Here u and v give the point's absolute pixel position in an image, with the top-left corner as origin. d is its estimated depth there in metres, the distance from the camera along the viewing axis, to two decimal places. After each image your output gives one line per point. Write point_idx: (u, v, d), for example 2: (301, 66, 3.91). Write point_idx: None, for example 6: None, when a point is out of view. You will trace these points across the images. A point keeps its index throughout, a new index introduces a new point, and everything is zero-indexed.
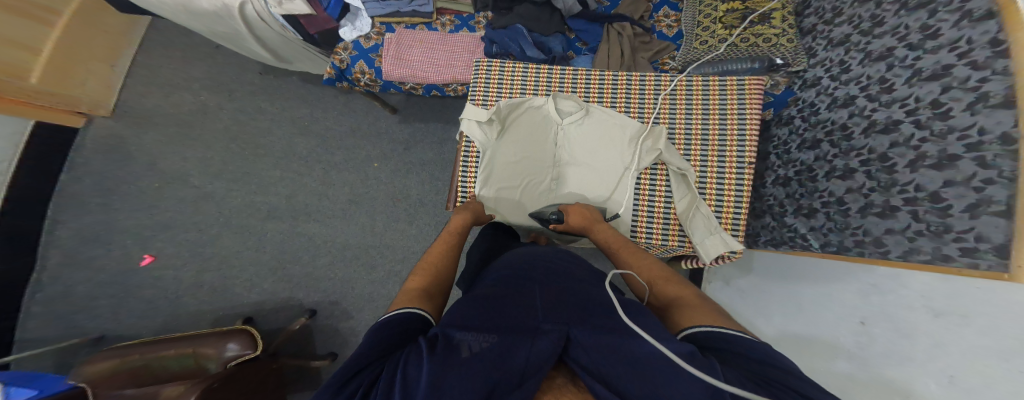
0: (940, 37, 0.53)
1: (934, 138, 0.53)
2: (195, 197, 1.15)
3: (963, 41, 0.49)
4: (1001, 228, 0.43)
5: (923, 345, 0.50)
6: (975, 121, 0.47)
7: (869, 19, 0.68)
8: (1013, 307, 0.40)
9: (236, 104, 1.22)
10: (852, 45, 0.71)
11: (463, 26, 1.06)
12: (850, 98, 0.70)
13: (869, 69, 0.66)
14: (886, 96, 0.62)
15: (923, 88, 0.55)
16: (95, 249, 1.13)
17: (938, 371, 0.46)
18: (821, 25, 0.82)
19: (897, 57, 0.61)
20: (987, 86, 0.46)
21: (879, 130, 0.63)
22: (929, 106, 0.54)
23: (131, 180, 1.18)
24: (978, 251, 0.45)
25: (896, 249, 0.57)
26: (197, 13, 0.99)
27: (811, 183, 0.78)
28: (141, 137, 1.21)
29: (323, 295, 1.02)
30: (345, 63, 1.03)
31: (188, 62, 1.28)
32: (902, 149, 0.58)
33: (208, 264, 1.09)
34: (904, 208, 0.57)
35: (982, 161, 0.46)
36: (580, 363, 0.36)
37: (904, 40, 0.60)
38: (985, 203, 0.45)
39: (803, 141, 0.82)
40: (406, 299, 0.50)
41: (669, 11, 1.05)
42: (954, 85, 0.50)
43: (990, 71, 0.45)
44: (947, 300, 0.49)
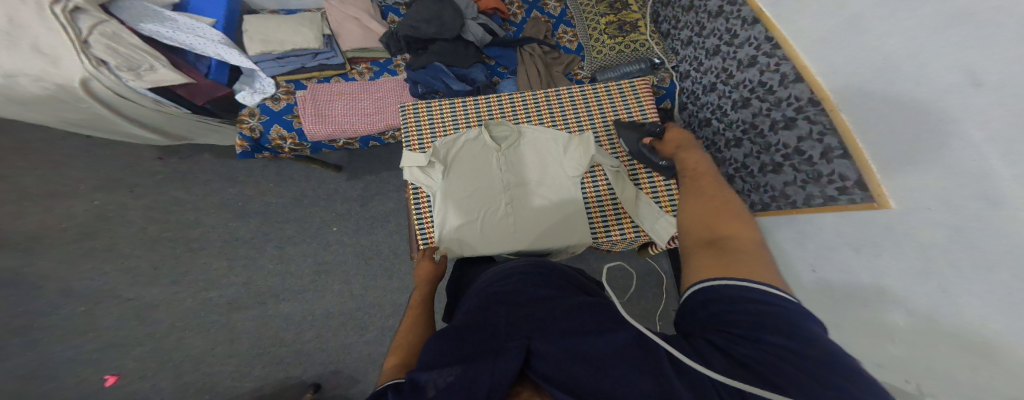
0: (738, 36, 0.75)
1: (775, 107, 0.68)
2: (140, 309, 1.08)
3: (753, 39, 0.71)
4: (850, 167, 0.54)
5: (866, 280, 0.55)
6: (790, 93, 0.64)
7: (697, 25, 0.88)
8: (909, 226, 0.46)
9: (147, 199, 1.16)
10: (695, 45, 0.90)
11: (384, 71, 1.00)
12: (712, 85, 0.85)
13: (711, 62, 0.84)
14: (731, 81, 0.79)
15: (748, 73, 0.73)
16: (42, 387, 0.99)
17: (897, 305, 0.50)
18: (673, 30, 0.99)
19: (724, 52, 0.80)
20: (783, 67, 0.65)
21: (740, 106, 0.78)
22: (760, 85, 0.71)
23: (49, 309, 1.06)
24: (847, 188, 0.55)
25: (799, 197, 0.67)
26: (36, 106, 0.84)
27: (718, 155, 0.87)
28: (41, 261, 1.09)
29: (322, 365, 1.03)
30: (256, 130, 0.93)
31: (64, 168, 1.16)
32: (761, 117, 0.72)
33: (185, 366, 1.04)
34: (786, 164, 0.68)
35: (810, 120, 0.60)
36: (541, 373, 0.30)
37: (721, 39, 0.81)
38: (830, 151, 0.57)
39: (699, 120, 0.92)
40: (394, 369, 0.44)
41: (566, 28, 1.09)
42: (764, 69, 0.69)
43: (778, 58, 0.66)
44: (835, 238, 0.60)
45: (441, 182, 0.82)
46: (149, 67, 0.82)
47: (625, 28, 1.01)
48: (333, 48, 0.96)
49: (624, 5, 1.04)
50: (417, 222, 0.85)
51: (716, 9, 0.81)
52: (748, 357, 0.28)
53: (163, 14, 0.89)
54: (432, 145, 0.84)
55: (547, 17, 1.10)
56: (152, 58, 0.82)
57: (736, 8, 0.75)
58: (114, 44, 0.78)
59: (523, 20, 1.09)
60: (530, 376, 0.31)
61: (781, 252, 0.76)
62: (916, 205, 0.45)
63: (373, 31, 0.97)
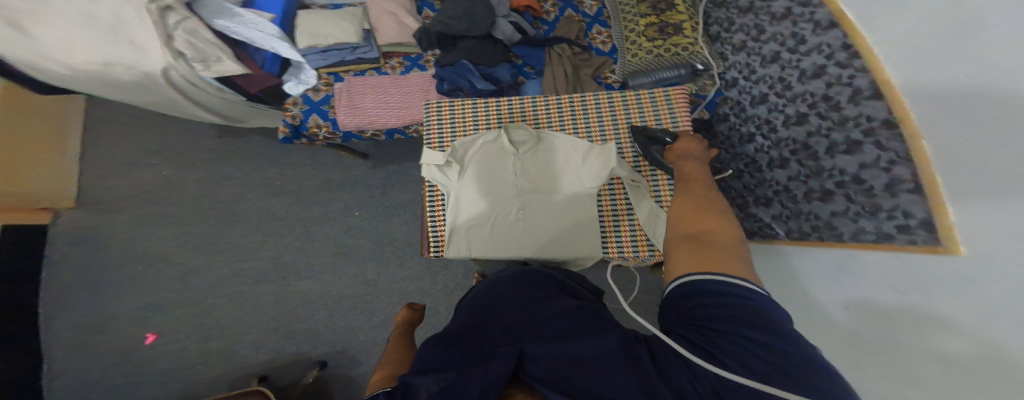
0: (807, 42, 0.67)
1: (838, 127, 0.62)
2: (183, 273, 1.19)
3: (825, 46, 0.63)
4: (919, 204, 0.49)
5: (906, 326, 0.50)
6: (860, 111, 0.57)
7: (755, 28, 0.82)
8: (972, 276, 0.41)
9: (202, 173, 1.29)
10: (750, 50, 0.84)
11: (413, 66, 1.08)
12: (764, 96, 0.80)
13: (768, 70, 0.78)
14: (789, 92, 0.72)
15: (812, 85, 0.67)
16: (96, 336, 1.14)
17: (934, 353, 0.45)
18: (724, 33, 0.94)
19: (785, 59, 0.73)
20: (857, 81, 0.57)
21: (794, 122, 0.72)
22: (824, 100, 0.64)
23: (113, 267, 1.21)
24: (911, 226, 0.50)
25: (847, 231, 0.63)
26: (123, 88, 0.98)
27: (757, 174, 0.83)
28: (112, 222, 1.25)
29: (329, 345, 1.08)
30: (297, 119, 1.03)
31: (141, 140, 1.32)
32: (817, 137, 0.67)
33: (211, 331, 1.13)
34: (839, 192, 0.63)
35: (879, 145, 0.54)
36: (534, 376, 0.32)
37: (783, 45, 0.74)
38: (897, 182, 0.52)
39: (742, 135, 0.88)
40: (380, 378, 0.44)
41: (601, 29, 1.08)
42: (834, 81, 0.61)
43: (853, 69, 0.58)
44: (883, 276, 0.55)
45: (457, 182, 0.84)
46: (217, 59, 0.94)
47: (667, 31, 1.00)
48: (370, 42, 1.04)
49: (668, 6, 1.03)
50: (430, 215, 0.88)
51: (782, 11, 0.74)
52: (736, 361, 0.30)
53: (232, 10, 0.99)
54: (451, 145, 0.85)
55: (581, 15, 1.09)
56: (219, 51, 0.95)
57: (810, 9, 0.66)
58: (193, 40, 0.91)
59: (556, 18, 1.09)
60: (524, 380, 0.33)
61: (812, 271, 0.73)
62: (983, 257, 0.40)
63: (407, 26, 1.04)
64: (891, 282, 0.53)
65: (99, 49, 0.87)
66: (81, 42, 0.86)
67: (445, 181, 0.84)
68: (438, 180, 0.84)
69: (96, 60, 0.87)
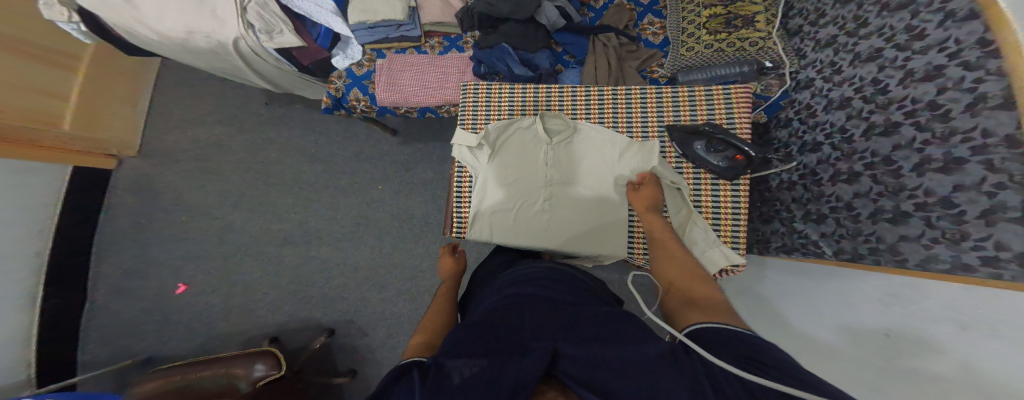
0: (926, 37, 0.54)
1: (937, 140, 0.52)
2: (219, 228, 1.26)
3: (952, 41, 0.49)
4: (1022, 236, 0.41)
5: (953, 362, 0.45)
6: (977, 122, 0.46)
7: (852, 22, 0.69)
8: None
9: (248, 136, 1.36)
10: (841, 46, 0.71)
11: (452, 46, 1.09)
12: (846, 100, 0.70)
13: (860, 70, 0.66)
14: (880, 98, 0.62)
15: (917, 89, 0.55)
16: (135, 280, 1.25)
17: (977, 387, 0.41)
18: (808, 27, 0.82)
19: (884, 59, 0.61)
20: (982, 87, 0.45)
21: (879, 132, 0.62)
22: (927, 107, 0.53)
23: (161, 216, 1.30)
24: (997, 258, 0.44)
25: (915, 257, 0.55)
26: (197, 53, 1.07)
27: (815, 187, 0.76)
28: (164, 174, 1.34)
29: (339, 313, 1.10)
30: (340, 91, 1.07)
31: (200, 99, 1.41)
32: (906, 151, 0.57)
33: (236, 285, 1.19)
34: (917, 214, 0.55)
35: (990, 165, 0.44)
36: (568, 374, 0.35)
37: (889, 40, 0.61)
38: (1000, 209, 0.44)
39: (804, 144, 0.80)
40: (412, 352, 0.50)
41: (653, 19, 1.04)
42: (951, 85, 0.49)
43: (984, 71, 0.45)
44: (958, 311, 0.46)
45: (486, 165, 0.82)
46: (280, 31, 1.01)
47: (734, 23, 0.90)
48: (415, 20, 1.03)
49: None
50: (456, 194, 0.89)
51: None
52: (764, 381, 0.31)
53: None
54: (484, 127, 0.82)
55: (633, 4, 1.06)
56: (282, 24, 1.02)
57: None
58: (263, 12, 0.99)
59: (603, 6, 1.06)
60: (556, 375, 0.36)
61: (857, 290, 0.64)
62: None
63: (452, 6, 1.04)
64: (961, 320, 0.46)
65: (185, 18, 0.96)
66: (171, 10, 0.95)
67: (473, 164, 0.84)
68: (468, 161, 0.84)
69: (181, 27, 0.97)
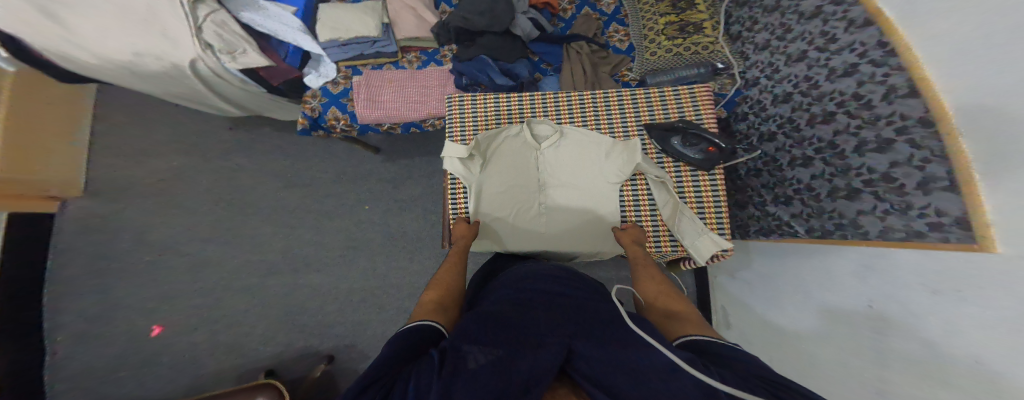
0: (840, 41, 0.68)
1: (870, 125, 0.62)
2: (192, 265, 1.19)
3: (858, 43, 0.64)
4: (953, 201, 0.49)
5: (936, 327, 0.49)
6: (893, 109, 0.57)
7: (781, 27, 0.82)
8: (991, 273, 0.42)
9: (213, 164, 1.28)
10: (774, 49, 0.84)
11: (430, 60, 1.09)
12: (787, 94, 0.81)
13: (794, 68, 0.79)
14: (813, 91, 0.74)
15: (842, 84, 0.67)
16: (100, 326, 1.13)
17: (963, 351, 0.45)
18: (746, 32, 0.95)
19: (812, 58, 0.74)
20: (892, 79, 0.57)
21: (821, 121, 0.72)
22: (853, 98, 0.65)
23: (123, 257, 1.20)
24: (945, 224, 0.50)
25: (874, 229, 0.62)
26: (149, 76, 0.99)
27: (778, 172, 0.84)
28: (120, 212, 1.24)
29: (338, 339, 1.08)
30: (316, 111, 1.04)
31: (151, 128, 1.33)
32: (845, 136, 0.67)
33: (219, 322, 1.12)
34: (867, 190, 0.64)
35: (913, 143, 0.54)
36: (580, 372, 0.41)
37: (812, 43, 0.74)
38: (932, 180, 0.51)
39: (761, 134, 0.89)
40: (423, 312, 0.54)
41: (618, 27, 1.09)
42: (866, 79, 0.62)
43: (889, 67, 0.58)
44: (919, 274, 0.53)
45: (480, 175, 0.84)
46: (242, 51, 0.95)
47: (687, 29, 1.01)
48: (389, 36, 1.04)
49: (687, 5, 1.05)
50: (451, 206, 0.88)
51: (813, 10, 0.74)
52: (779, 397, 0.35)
53: (258, 2, 1.04)
54: (473, 138, 0.85)
55: (598, 14, 1.10)
56: (245, 43, 0.96)
57: (840, 7, 0.67)
58: (221, 31, 0.93)
59: (573, 16, 1.11)
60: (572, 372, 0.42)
61: (835, 264, 0.71)
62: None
63: (426, 20, 1.05)
64: (922, 281, 0.52)
65: (130, 39, 0.89)
66: (113, 31, 0.87)
67: (467, 174, 0.84)
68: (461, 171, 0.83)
69: (127, 50, 0.90)
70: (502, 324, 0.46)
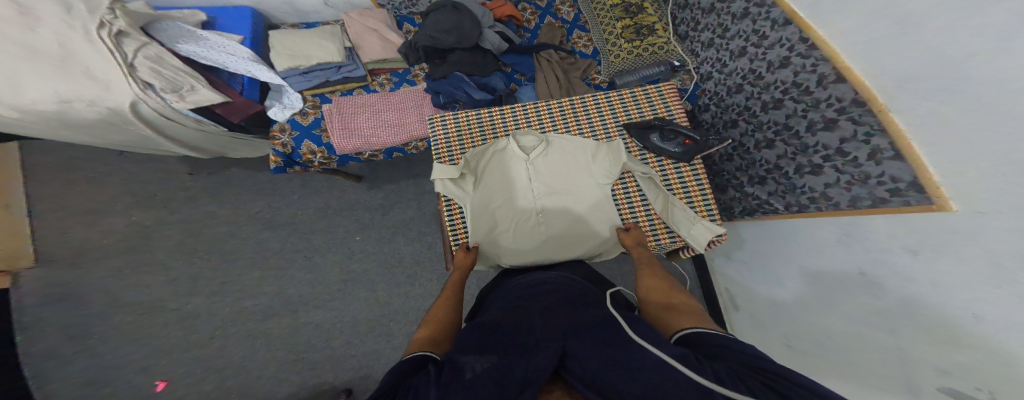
0: (768, 37, 0.77)
1: (813, 108, 0.70)
2: (181, 319, 1.16)
3: (784, 40, 0.73)
4: (903, 168, 0.54)
5: (925, 285, 0.53)
6: (830, 93, 0.65)
7: (719, 27, 0.91)
8: (958, 231, 0.47)
9: (179, 214, 1.23)
10: (718, 47, 0.92)
11: (402, 82, 1.05)
12: (738, 86, 0.89)
13: (738, 63, 0.87)
14: (761, 81, 0.82)
15: (780, 74, 0.76)
16: (96, 392, 1.08)
17: (961, 307, 0.48)
18: (692, 32, 1.01)
19: (751, 53, 0.83)
20: (820, 69, 0.66)
21: (772, 107, 0.80)
22: (794, 85, 0.73)
23: (101, 323, 1.16)
24: (900, 189, 0.55)
25: (842, 199, 0.68)
26: (83, 127, 0.88)
27: (747, 156, 0.91)
28: (88, 277, 1.19)
29: (351, 372, 1.11)
30: (288, 146, 0.98)
31: (97, 184, 1.25)
32: (797, 118, 0.74)
33: (226, 370, 1.12)
34: (828, 166, 0.70)
35: (855, 121, 0.62)
36: (575, 375, 0.42)
37: (748, 40, 0.83)
38: (880, 151, 0.58)
39: (725, 122, 0.96)
40: (417, 345, 0.54)
41: (580, 33, 1.11)
42: (800, 69, 0.71)
43: (815, 59, 0.67)
44: (883, 239, 0.60)
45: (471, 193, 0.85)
46: (191, 88, 0.86)
47: (642, 32, 1.05)
48: (354, 59, 1.00)
49: (638, 9, 1.08)
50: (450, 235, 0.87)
51: (740, 11, 0.83)
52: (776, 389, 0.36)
53: (197, 33, 0.94)
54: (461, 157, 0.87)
55: (559, 22, 1.12)
56: (192, 79, 0.87)
57: (764, 9, 0.77)
58: (159, 68, 0.83)
59: (536, 25, 1.11)
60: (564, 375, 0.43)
61: (820, 237, 0.75)
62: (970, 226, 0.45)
63: (391, 41, 1.01)
64: (883, 246, 0.60)
65: (53, 86, 0.77)
66: (26, 79, 0.76)
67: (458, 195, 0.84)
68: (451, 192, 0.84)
69: (51, 98, 0.77)
70: (500, 336, 0.49)
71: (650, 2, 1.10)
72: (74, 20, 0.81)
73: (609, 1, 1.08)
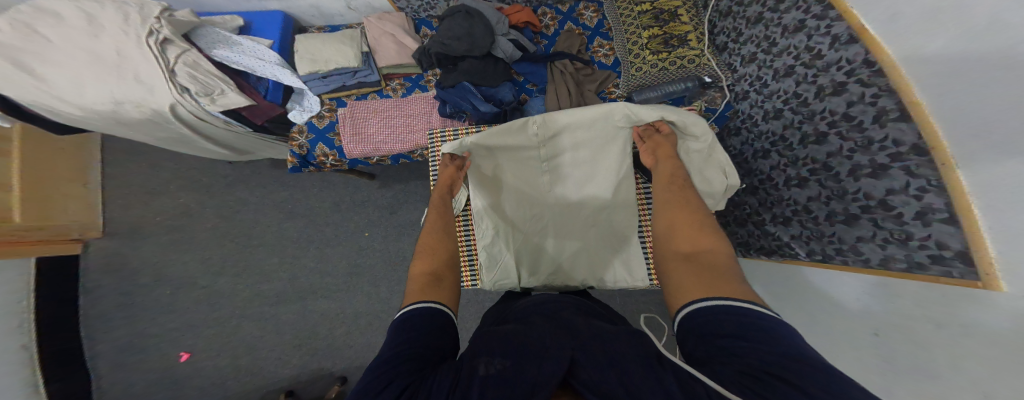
0: (824, 56, 0.67)
1: (862, 149, 0.61)
2: (207, 297, 1.28)
3: (844, 61, 0.62)
4: (954, 235, 0.48)
5: (943, 359, 0.48)
6: (886, 133, 0.55)
7: (765, 40, 0.81)
8: (1002, 320, 0.41)
9: (217, 199, 1.35)
10: (761, 62, 0.83)
11: (414, 87, 1.07)
12: (778, 111, 0.79)
13: (782, 84, 0.78)
14: (804, 109, 0.72)
15: (831, 102, 0.66)
16: (136, 354, 1.25)
17: (971, 387, 0.43)
18: (732, 43, 0.92)
19: (800, 73, 0.73)
20: (881, 102, 0.56)
21: (812, 141, 0.71)
22: (844, 118, 0.63)
23: (145, 292, 1.31)
24: (946, 258, 0.49)
25: (875, 257, 0.61)
26: (134, 125, 0.99)
27: (775, 191, 0.83)
28: (137, 251, 1.34)
29: (349, 361, 1.16)
30: (304, 148, 1.04)
31: (154, 166, 1.40)
32: (839, 158, 0.66)
33: (239, 347, 1.21)
34: (865, 217, 0.62)
35: (909, 171, 0.53)
36: (582, 383, 0.38)
37: (798, 58, 0.73)
38: (930, 211, 0.51)
39: (755, 151, 0.88)
40: (419, 287, 0.53)
41: (602, 41, 1.04)
42: (854, 99, 0.61)
43: (878, 88, 0.56)
44: (914, 309, 0.54)
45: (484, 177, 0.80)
46: (221, 92, 0.92)
47: (671, 42, 0.95)
48: (370, 65, 1.04)
49: (671, 15, 0.98)
50: None
51: (795, 23, 0.73)
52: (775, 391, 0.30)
53: (233, 39, 1.02)
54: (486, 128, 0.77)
55: (581, 28, 1.05)
56: (222, 83, 0.93)
57: (822, 23, 0.66)
58: (195, 73, 0.90)
59: (556, 31, 1.06)
60: (575, 386, 0.39)
61: (838, 291, 0.70)
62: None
63: (407, 46, 1.03)
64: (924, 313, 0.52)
65: (107, 89, 0.88)
66: (88, 83, 0.87)
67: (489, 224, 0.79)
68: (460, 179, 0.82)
69: (107, 99, 0.88)
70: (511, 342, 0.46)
71: (687, 7, 1.00)
72: (129, 28, 0.90)
73: (636, 9, 1.00)
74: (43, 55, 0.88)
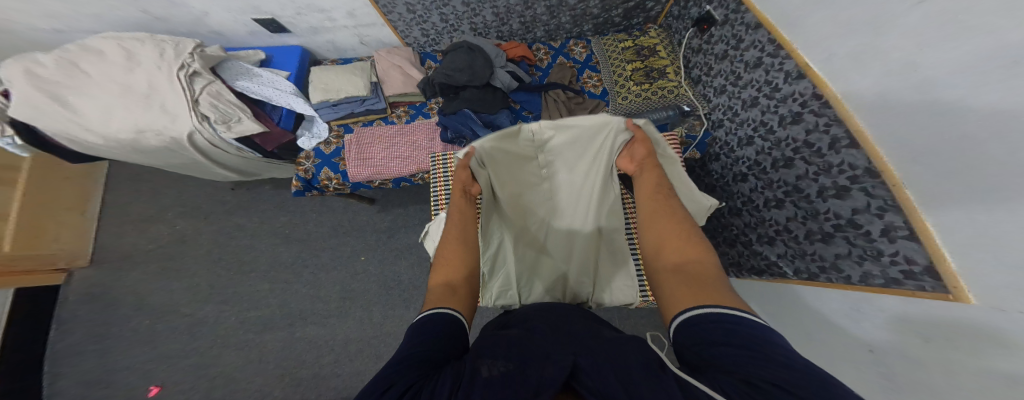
0: (782, 89, 0.74)
1: (824, 172, 0.66)
2: (190, 325, 1.22)
3: (797, 94, 0.70)
4: (916, 250, 0.50)
5: (939, 372, 0.48)
6: (842, 158, 0.61)
7: (732, 75, 0.90)
8: (976, 326, 0.42)
9: (215, 225, 1.35)
10: (731, 94, 0.92)
11: (418, 114, 1.14)
12: (750, 138, 0.86)
13: (750, 113, 0.85)
14: (772, 136, 0.79)
15: (792, 130, 0.72)
16: (100, 391, 1.16)
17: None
18: (705, 77, 1.02)
19: (764, 104, 0.81)
20: (833, 130, 0.62)
21: (782, 165, 0.77)
22: (806, 144, 0.69)
23: (124, 322, 1.25)
24: (915, 273, 0.51)
25: (855, 273, 0.63)
26: (149, 151, 1.03)
27: (757, 213, 0.87)
28: (123, 278, 1.30)
29: (335, 393, 1.09)
30: (309, 172, 1.07)
31: (155, 192, 1.42)
32: (807, 180, 0.71)
33: (217, 380, 1.13)
34: (838, 235, 0.66)
35: (867, 192, 0.57)
36: (585, 386, 0.38)
37: (760, 90, 0.81)
38: (893, 229, 0.54)
39: (735, 175, 0.94)
40: (437, 295, 0.53)
41: (591, 73, 1.13)
42: (811, 128, 0.67)
43: (828, 118, 0.63)
44: (901, 324, 0.54)
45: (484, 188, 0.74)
46: (238, 120, 0.97)
47: (652, 75, 1.06)
48: (378, 94, 1.11)
49: (651, 51, 1.10)
50: None
51: (754, 60, 0.82)
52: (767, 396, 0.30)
53: (253, 71, 1.09)
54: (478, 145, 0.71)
55: (571, 61, 1.16)
56: (240, 111, 0.98)
57: (777, 61, 0.75)
58: (216, 102, 0.96)
59: (548, 65, 1.17)
60: (576, 389, 0.38)
61: (828, 309, 0.70)
62: (996, 306, 0.40)
63: (412, 77, 1.12)
64: (911, 327, 0.52)
65: (133, 118, 0.92)
66: (117, 113, 0.93)
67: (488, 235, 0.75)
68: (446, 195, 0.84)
69: (130, 128, 0.93)
70: (514, 346, 0.45)
71: (664, 46, 1.12)
72: (162, 63, 0.97)
73: (620, 45, 1.13)
74: (78, 89, 0.93)
